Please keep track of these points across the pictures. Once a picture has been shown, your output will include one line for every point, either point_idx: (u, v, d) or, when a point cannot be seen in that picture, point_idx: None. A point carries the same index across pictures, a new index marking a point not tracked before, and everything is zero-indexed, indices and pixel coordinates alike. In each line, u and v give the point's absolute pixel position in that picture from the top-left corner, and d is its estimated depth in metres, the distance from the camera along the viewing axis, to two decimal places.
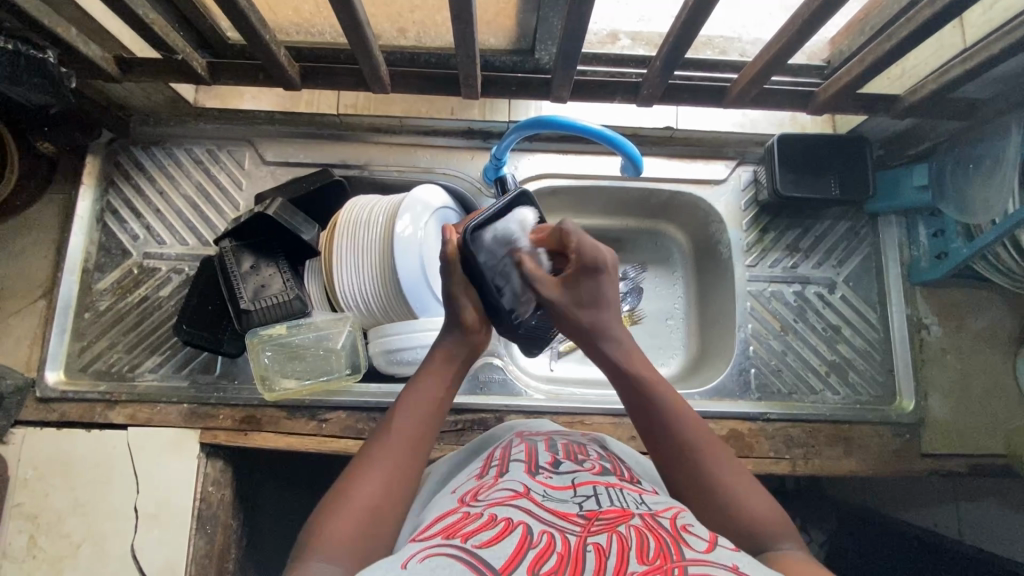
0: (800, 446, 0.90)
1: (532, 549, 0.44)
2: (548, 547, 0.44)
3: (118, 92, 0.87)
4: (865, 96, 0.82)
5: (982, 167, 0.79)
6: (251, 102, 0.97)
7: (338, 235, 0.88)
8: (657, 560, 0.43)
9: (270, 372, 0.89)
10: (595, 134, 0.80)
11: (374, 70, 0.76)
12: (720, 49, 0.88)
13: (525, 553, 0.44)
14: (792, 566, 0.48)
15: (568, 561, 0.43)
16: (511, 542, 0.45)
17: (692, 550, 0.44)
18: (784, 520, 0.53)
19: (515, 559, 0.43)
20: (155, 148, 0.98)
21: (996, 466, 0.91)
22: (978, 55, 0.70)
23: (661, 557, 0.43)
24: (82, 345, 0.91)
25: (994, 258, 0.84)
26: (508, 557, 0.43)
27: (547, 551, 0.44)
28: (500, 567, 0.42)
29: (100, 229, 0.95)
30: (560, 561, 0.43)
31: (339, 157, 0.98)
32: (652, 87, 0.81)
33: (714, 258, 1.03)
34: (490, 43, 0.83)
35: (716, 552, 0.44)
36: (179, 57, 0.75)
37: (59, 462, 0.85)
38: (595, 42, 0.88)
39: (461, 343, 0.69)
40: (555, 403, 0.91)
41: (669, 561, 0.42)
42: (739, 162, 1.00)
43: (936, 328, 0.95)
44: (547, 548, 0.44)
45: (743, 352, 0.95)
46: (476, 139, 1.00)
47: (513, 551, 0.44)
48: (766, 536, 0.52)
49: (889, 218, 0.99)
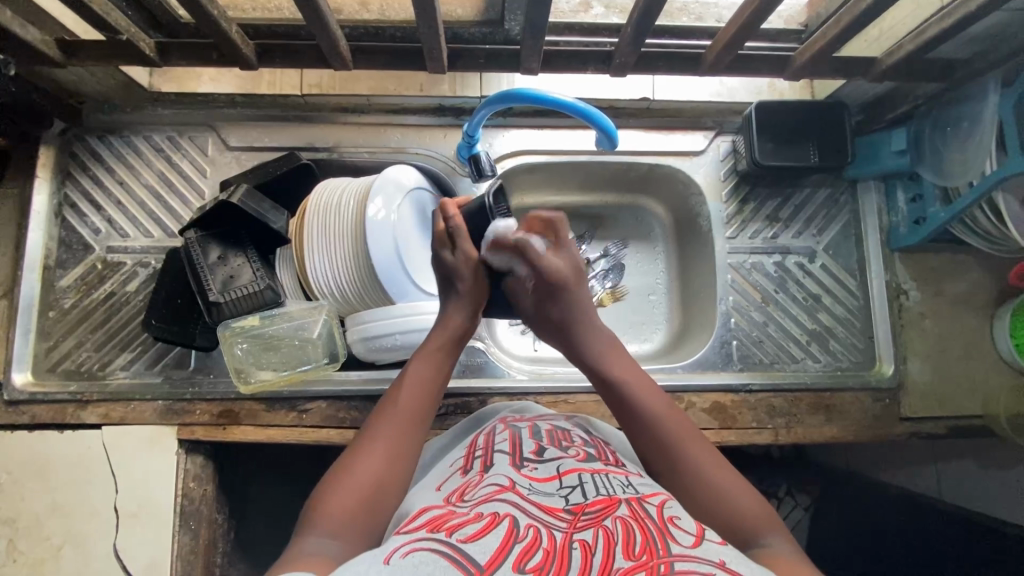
0: (783, 415, 0.90)
1: (518, 545, 0.44)
2: (534, 541, 0.44)
3: (66, 78, 0.82)
4: (843, 59, 0.80)
5: (960, 129, 0.78)
6: (209, 84, 0.93)
7: (309, 220, 0.85)
8: (643, 555, 0.43)
9: (245, 364, 0.86)
10: (567, 106, 0.77)
11: (334, 46, 0.72)
12: (697, 15, 0.85)
13: (511, 548, 0.43)
14: (777, 563, 0.47)
15: (554, 558, 0.43)
16: (496, 537, 0.44)
17: (679, 544, 0.44)
18: (767, 512, 0.53)
19: (500, 555, 0.43)
20: (111, 138, 0.93)
21: (974, 427, 0.92)
22: (954, 13, 0.68)
23: (647, 552, 0.43)
24: (49, 344, 0.88)
25: (971, 220, 0.84)
26: (492, 553, 0.43)
27: (534, 547, 0.44)
28: (485, 564, 0.42)
29: (60, 224, 0.91)
30: (545, 558, 0.43)
31: (307, 140, 0.94)
32: (625, 56, 0.78)
33: (695, 231, 1.02)
34: (457, 14, 0.79)
35: (702, 548, 0.44)
36: (125, 37, 0.70)
37: (31, 465, 0.82)
38: (567, 10, 0.84)
39: (464, 316, 0.71)
40: (538, 382, 0.90)
41: (655, 557, 0.42)
42: (717, 132, 0.98)
43: (915, 293, 0.96)
44: (532, 543, 0.44)
45: (724, 325, 0.95)
46: (448, 117, 0.96)
47: (498, 547, 0.43)
48: (750, 532, 0.51)
49: (868, 184, 0.98)
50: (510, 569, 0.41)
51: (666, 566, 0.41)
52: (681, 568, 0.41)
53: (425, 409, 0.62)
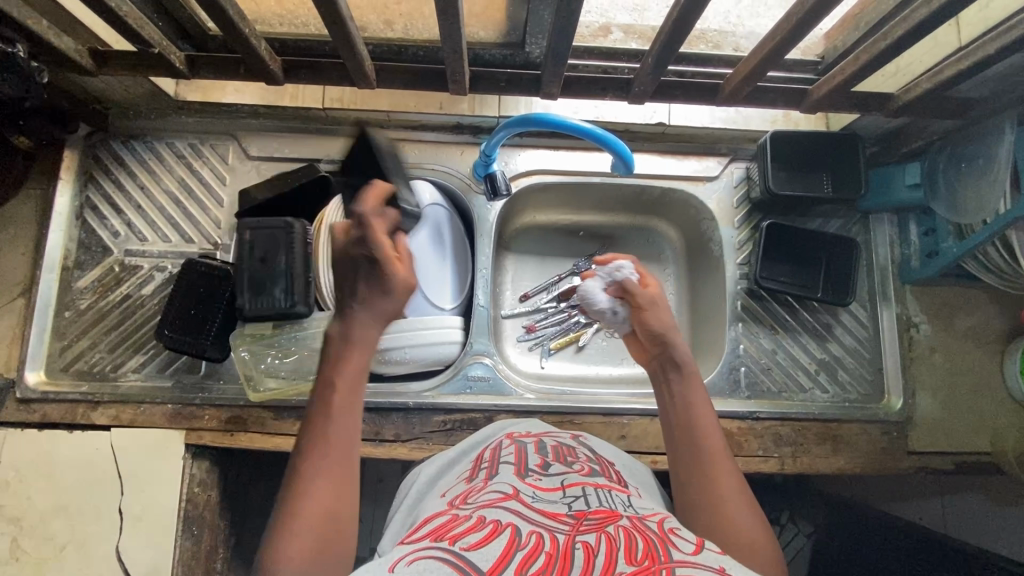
0: (788, 445, 0.90)
1: (520, 552, 0.44)
2: (537, 547, 0.44)
3: (94, 85, 0.84)
4: (859, 94, 0.80)
5: (975, 166, 0.79)
6: (233, 95, 0.94)
7: (324, 234, 0.87)
8: (645, 561, 0.43)
9: (255, 371, 0.88)
10: (585, 132, 0.78)
11: (359, 65, 0.74)
12: (714, 44, 0.86)
13: (514, 554, 0.43)
14: None
15: (556, 561, 0.43)
16: (499, 544, 0.45)
17: (679, 551, 0.45)
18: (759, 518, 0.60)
19: (503, 560, 0.43)
20: (134, 143, 0.95)
21: (983, 464, 0.92)
22: (972, 55, 0.68)
23: (649, 557, 0.43)
24: (62, 344, 0.89)
25: (983, 256, 0.84)
26: (496, 558, 0.43)
27: (537, 552, 0.44)
28: (488, 568, 0.42)
29: (80, 226, 0.92)
30: (548, 561, 0.43)
31: (326, 152, 0.96)
32: (643, 84, 0.79)
33: (706, 256, 1.02)
34: (479, 36, 0.81)
35: (703, 555, 0.45)
36: (156, 50, 0.72)
37: (40, 464, 0.83)
38: (587, 35, 0.86)
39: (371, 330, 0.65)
40: (544, 402, 0.90)
41: (656, 562, 0.43)
42: (731, 159, 0.99)
43: (925, 326, 0.95)
44: (535, 548, 0.44)
45: (733, 351, 0.95)
46: (465, 135, 0.98)
47: (501, 554, 0.43)
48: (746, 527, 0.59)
49: (881, 215, 0.98)
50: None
51: (668, 571, 0.42)
52: (682, 573, 0.42)
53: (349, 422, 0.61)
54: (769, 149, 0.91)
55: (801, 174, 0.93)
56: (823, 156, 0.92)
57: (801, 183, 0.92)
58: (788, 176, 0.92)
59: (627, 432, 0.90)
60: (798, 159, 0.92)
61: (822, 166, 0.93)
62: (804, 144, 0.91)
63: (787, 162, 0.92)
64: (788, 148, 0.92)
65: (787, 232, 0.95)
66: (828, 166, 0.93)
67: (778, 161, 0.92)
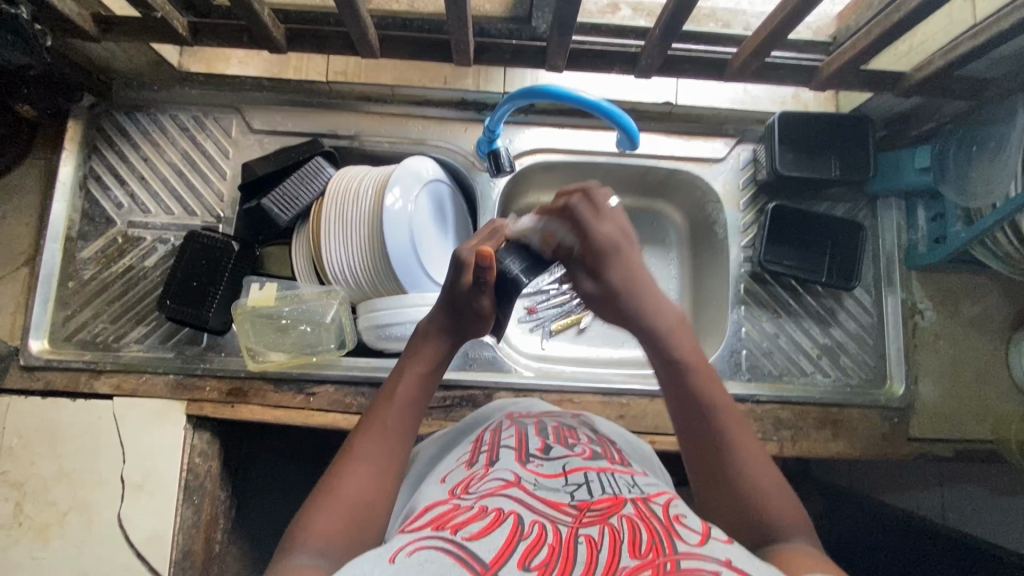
0: (788, 428, 0.89)
1: (522, 542, 0.44)
2: (540, 538, 0.45)
3: (99, 53, 0.84)
4: (870, 73, 0.79)
5: (986, 149, 0.78)
6: (237, 67, 0.96)
7: (326, 206, 0.87)
8: (649, 553, 0.43)
9: (255, 344, 0.88)
10: (591, 106, 0.77)
11: (363, 35, 0.73)
12: (723, 22, 0.85)
13: (515, 545, 0.44)
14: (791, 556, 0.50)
15: (559, 556, 0.43)
16: (501, 534, 0.45)
17: (685, 543, 0.44)
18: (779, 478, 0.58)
19: (505, 553, 0.43)
20: (139, 114, 0.95)
21: (984, 452, 0.91)
22: (987, 31, 0.67)
23: (653, 550, 0.43)
24: (66, 314, 0.90)
25: (992, 243, 0.82)
26: (498, 551, 0.43)
27: (539, 544, 0.44)
28: (490, 561, 0.42)
29: (83, 196, 0.92)
30: (551, 554, 0.43)
31: (329, 127, 0.95)
32: (650, 58, 0.78)
33: (711, 238, 1.02)
34: (485, 9, 0.80)
35: (709, 546, 0.44)
36: (159, 15, 0.71)
37: (43, 431, 0.84)
38: (595, 11, 0.85)
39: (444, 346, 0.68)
40: (544, 380, 0.90)
41: (661, 555, 0.43)
42: (739, 140, 0.97)
43: (930, 313, 0.94)
44: (538, 539, 0.44)
45: (735, 334, 0.95)
46: (469, 111, 0.97)
47: (503, 545, 0.43)
48: (770, 499, 0.56)
49: (889, 200, 0.96)
50: (515, 568, 0.41)
51: (672, 564, 0.41)
52: (687, 566, 0.41)
53: (403, 423, 0.62)
54: (779, 129, 0.90)
55: (814, 153, 0.91)
56: (832, 137, 0.91)
57: (818, 165, 0.90)
58: (798, 156, 0.91)
59: (626, 412, 0.89)
60: (810, 142, 0.91)
61: (830, 147, 0.91)
62: (814, 125, 0.90)
63: (800, 144, 0.91)
64: (799, 127, 0.90)
65: (795, 216, 0.94)
66: (838, 148, 0.91)
67: (790, 143, 0.91)
